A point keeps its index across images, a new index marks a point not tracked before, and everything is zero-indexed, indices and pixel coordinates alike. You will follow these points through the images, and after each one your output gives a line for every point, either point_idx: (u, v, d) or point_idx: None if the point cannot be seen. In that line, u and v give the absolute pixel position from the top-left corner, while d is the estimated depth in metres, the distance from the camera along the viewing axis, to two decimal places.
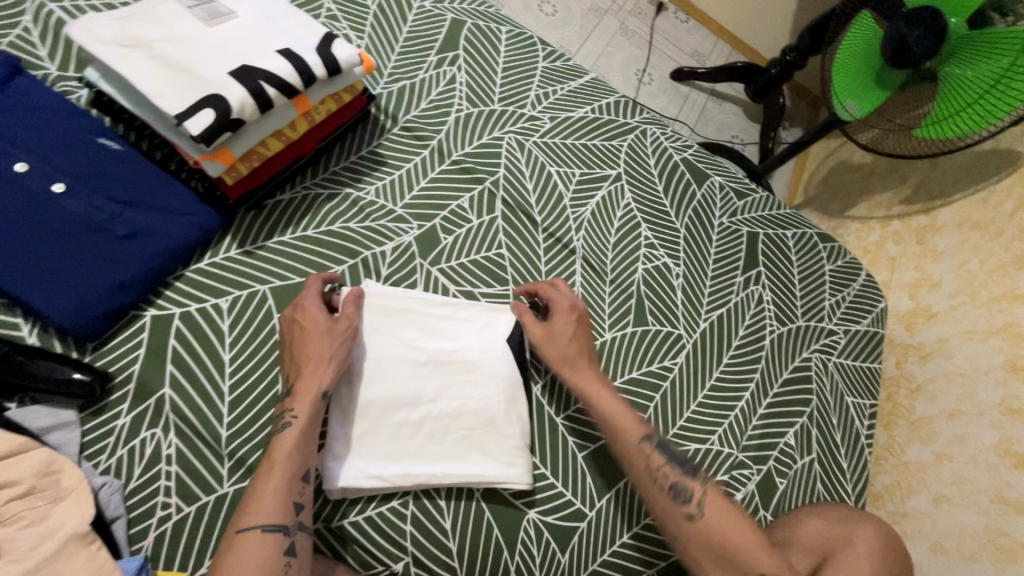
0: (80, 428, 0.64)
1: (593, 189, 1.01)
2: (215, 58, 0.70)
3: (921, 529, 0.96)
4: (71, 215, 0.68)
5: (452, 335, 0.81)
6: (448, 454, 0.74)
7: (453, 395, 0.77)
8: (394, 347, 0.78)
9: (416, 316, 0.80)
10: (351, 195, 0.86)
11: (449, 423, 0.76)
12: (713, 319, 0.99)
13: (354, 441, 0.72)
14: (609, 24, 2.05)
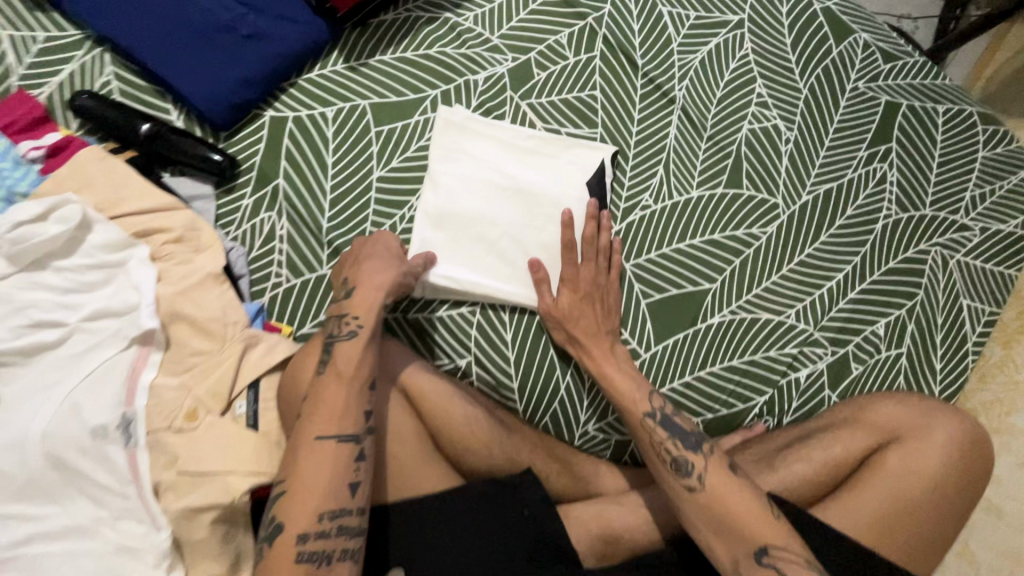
0: (216, 202, 0.77)
1: (707, 35, 0.91)
2: None
3: (1013, 445, 0.89)
4: (206, 12, 0.76)
5: (532, 164, 0.82)
6: (515, 273, 0.80)
7: (527, 224, 0.80)
8: (476, 167, 0.81)
9: (499, 142, 0.82)
10: (450, 21, 0.86)
11: (522, 244, 0.80)
12: (819, 194, 0.90)
13: (431, 245, 0.78)
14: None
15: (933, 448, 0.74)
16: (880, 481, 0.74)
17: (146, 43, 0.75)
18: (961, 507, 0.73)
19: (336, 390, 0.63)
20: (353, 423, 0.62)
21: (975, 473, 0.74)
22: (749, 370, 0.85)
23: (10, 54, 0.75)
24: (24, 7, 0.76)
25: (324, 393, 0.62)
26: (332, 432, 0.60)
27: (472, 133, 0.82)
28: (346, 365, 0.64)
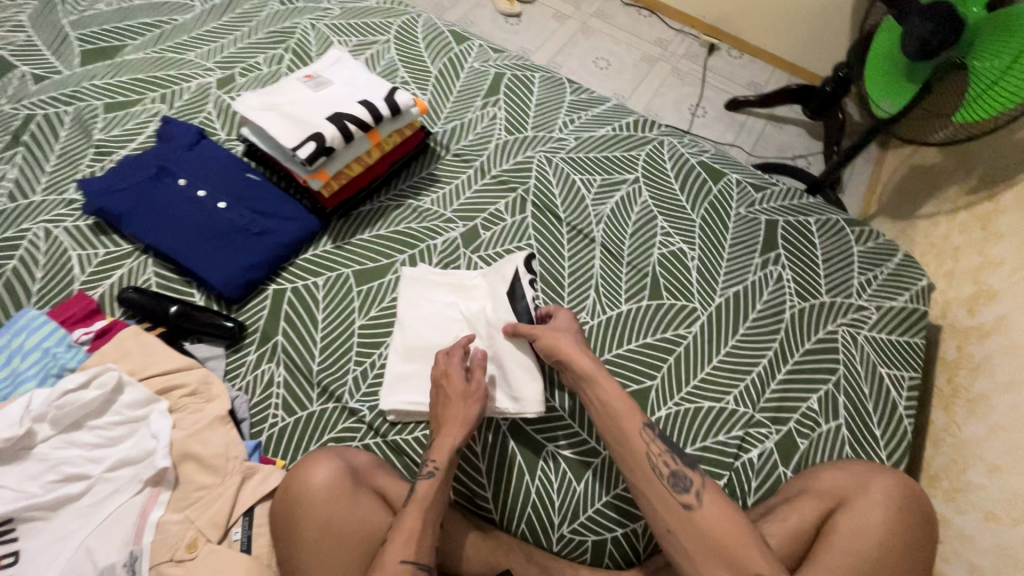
0: (226, 360, 0.93)
1: (613, 191, 1.19)
2: (318, 110, 1.02)
3: (976, 503, 0.92)
4: (228, 220, 1.01)
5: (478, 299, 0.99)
6: None
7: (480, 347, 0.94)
8: (432, 310, 0.98)
9: (450, 287, 1.00)
10: (413, 204, 1.13)
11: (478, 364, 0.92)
12: (729, 295, 1.08)
13: (394, 381, 0.90)
14: (661, 69, 2.19)
15: (877, 506, 0.78)
16: (838, 547, 0.76)
17: (179, 247, 0.98)
18: (916, 560, 0.76)
19: (347, 518, 0.72)
20: (362, 532, 0.72)
21: (920, 524, 0.78)
22: (703, 455, 0.93)
23: (76, 267, 0.98)
24: (92, 234, 1.02)
25: (336, 518, 0.72)
26: (410, 555, 0.68)
27: (428, 282, 1.00)
28: (424, 495, 0.73)
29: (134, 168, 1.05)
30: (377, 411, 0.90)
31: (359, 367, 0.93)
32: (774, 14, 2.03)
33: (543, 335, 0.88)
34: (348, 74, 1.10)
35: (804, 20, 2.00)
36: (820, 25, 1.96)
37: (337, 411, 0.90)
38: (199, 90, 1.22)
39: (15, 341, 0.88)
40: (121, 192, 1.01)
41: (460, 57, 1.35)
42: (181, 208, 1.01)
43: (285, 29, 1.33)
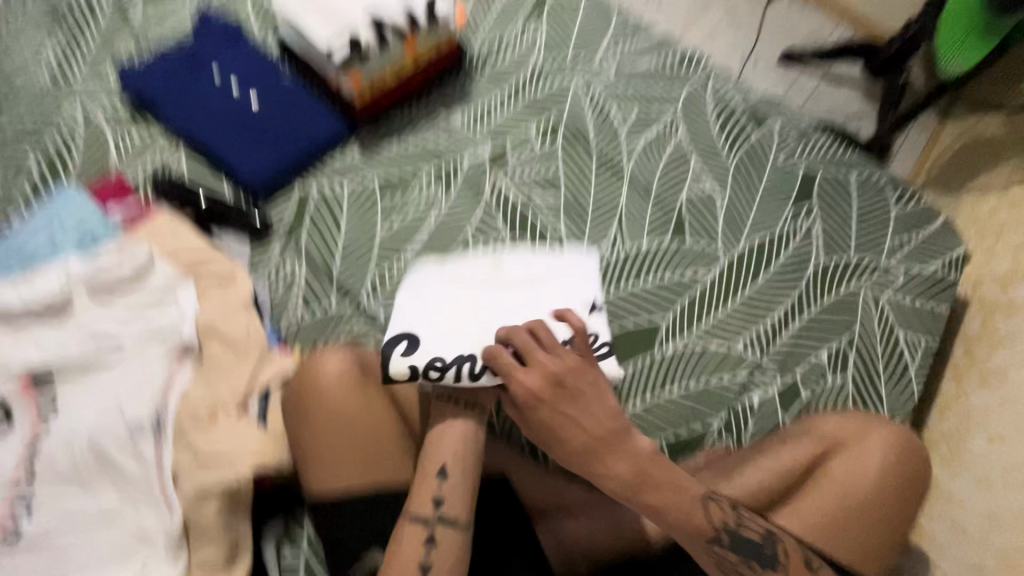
0: (251, 252, 0.96)
1: (648, 126, 1.15)
2: None
3: (971, 469, 0.93)
4: (260, 117, 1.02)
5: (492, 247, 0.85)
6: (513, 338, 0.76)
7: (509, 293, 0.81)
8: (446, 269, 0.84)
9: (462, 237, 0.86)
10: (443, 120, 1.11)
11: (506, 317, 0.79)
12: (753, 243, 1.06)
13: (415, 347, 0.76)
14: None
15: (870, 454, 0.79)
16: (826, 486, 0.78)
17: (214, 141, 1.01)
18: (902, 505, 0.78)
19: (351, 409, 0.74)
20: (365, 430, 0.74)
21: (912, 476, 0.79)
22: (704, 393, 0.94)
23: (114, 150, 1.01)
24: (129, 119, 1.04)
25: (340, 412, 0.73)
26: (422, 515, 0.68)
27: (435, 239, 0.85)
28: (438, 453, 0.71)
29: (170, 57, 1.05)
30: (391, 315, 0.92)
31: (378, 272, 0.96)
32: None
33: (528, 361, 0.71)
34: None
35: None
36: None
37: (353, 311, 0.93)
38: None
39: (56, 214, 0.92)
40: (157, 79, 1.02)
41: None
42: (215, 100, 1.02)
43: None
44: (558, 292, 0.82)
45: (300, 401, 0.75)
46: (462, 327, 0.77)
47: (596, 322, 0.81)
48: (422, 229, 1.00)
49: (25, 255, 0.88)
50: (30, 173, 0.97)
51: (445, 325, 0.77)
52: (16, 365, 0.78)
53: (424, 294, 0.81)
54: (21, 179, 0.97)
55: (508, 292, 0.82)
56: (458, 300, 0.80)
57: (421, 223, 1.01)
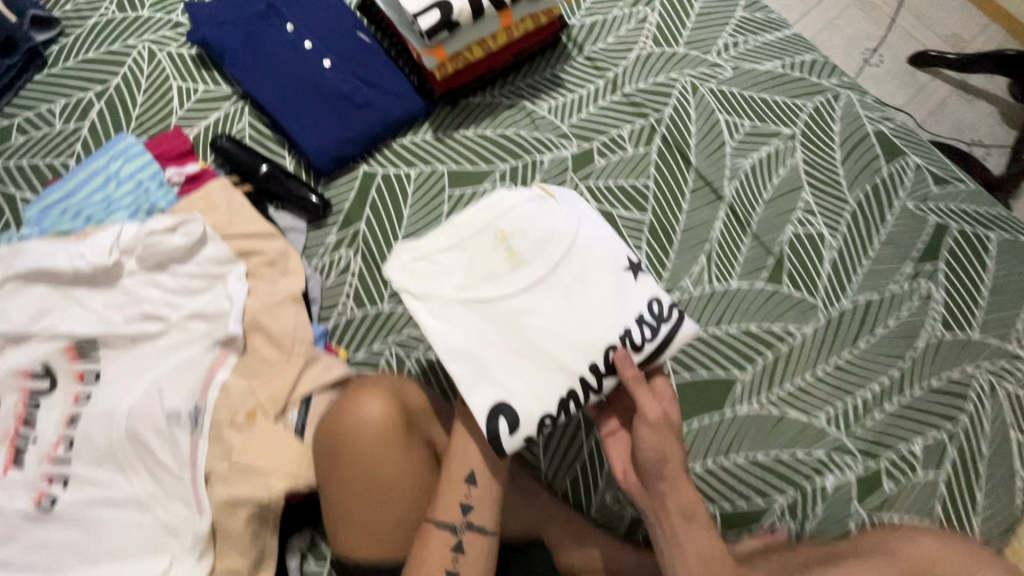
0: (306, 235, 0.89)
1: (760, 143, 0.99)
2: None
3: None
4: (331, 83, 0.92)
5: (481, 225, 0.65)
6: (587, 303, 0.64)
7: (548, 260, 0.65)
8: (457, 265, 0.65)
9: (449, 228, 0.66)
10: (527, 108, 0.99)
11: (558, 325, 0.63)
12: (860, 303, 0.92)
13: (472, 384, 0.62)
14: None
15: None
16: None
17: (276, 102, 0.91)
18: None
19: (393, 464, 0.65)
20: (407, 494, 0.66)
21: None
22: (774, 467, 0.85)
23: (176, 100, 0.94)
24: (194, 66, 0.96)
25: (378, 465, 0.65)
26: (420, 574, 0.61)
27: (425, 252, 0.65)
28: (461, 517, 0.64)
29: None
30: None
31: None
32: None
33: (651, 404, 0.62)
34: None
35: None
36: None
37: (404, 316, 0.86)
38: None
39: (113, 166, 0.87)
40: (227, 26, 0.93)
41: None
42: (285, 57, 0.92)
43: None
44: (594, 262, 0.65)
45: (331, 445, 0.66)
46: (546, 371, 0.62)
47: (646, 283, 0.66)
48: None
49: (80, 210, 0.84)
50: (90, 117, 0.91)
51: (518, 369, 0.62)
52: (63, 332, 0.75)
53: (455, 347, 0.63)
54: (80, 121, 0.91)
55: (553, 294, 0.64)
56: (510, 331, 0.63)
57: None
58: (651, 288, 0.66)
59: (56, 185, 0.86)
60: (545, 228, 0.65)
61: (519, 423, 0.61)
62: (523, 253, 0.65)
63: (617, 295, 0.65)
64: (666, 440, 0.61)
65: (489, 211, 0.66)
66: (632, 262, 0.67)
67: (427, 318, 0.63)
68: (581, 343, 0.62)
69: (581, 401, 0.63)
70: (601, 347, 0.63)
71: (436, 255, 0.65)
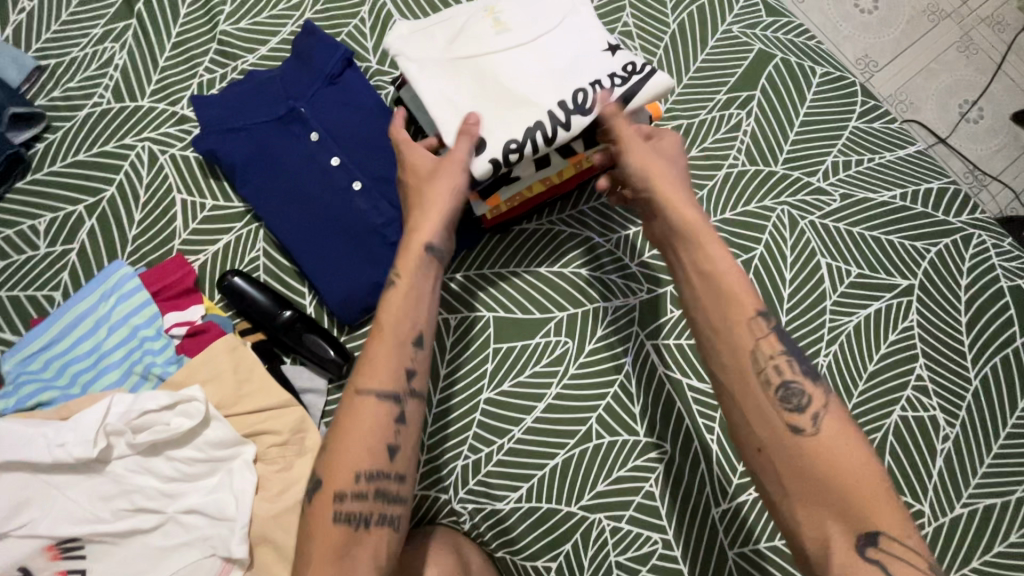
0: (327, 396, 0.76)
1: (869, 298, 0.83)
2: (498, 89, 0.69)
3: None
4: (360, 212, 0.77)
5: (482, 31, 0.71)
6: (498, 81, 0.69)
7: (527, 77, 0.69)
8: (438, 89, 0.69)
9: (460, 42, 0.71)
10: (591, 241, 0.83)
11: (519, 55, 0.70)
12: (976, 511, 0.77)
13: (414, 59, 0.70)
14: (947, 30, 1.38)
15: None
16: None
17: (294, 233, 0.77)
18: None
19: None
20: (398, 386, 0.59)
21: None
22: None
23: (179, 219, 0.80)
24: (201, 175, 0.81)
25: (334, 450, 0.57)
26: None
27: (414, 55, 0.70)
28: None
29: (259, 100, 0.79)
30: (480, 518, 0.74)
31: (474, 455, 0.76)
32: None
33: (636, 151, 0.68)
34: (555, 12, 0.72)
35: None
36: None
37: (437, 501, 0.75)
38: None
39: (103, 308, 0.74)
40: (241, 134, 0.78)
41: (715, 10, 0.92)
42: (308, 177, 0.78)
43: None
44: (580, 46, 0.71)
45: None
46: (516, 106, 0.68)
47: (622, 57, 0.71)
48: (539, 403, 0.78)
49: (64, 367, 0.71)
50: (80, 238, 0.78)
51: (493, 107, 0.68)
52: (43, 533, 0.64)
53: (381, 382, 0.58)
54: (68, 243, 0.78)
55: (530, 44, 0.70)
56: (483, 69, 0.69)
57: (540, 394, 0.78)
58: (626, 58, 0.71)
59: (37, 328, 0.73)
60: (533, 10, 0.72)
61: (485, 142, 0.66)
62: (508, 22, 0.71)
63: (588, 60, 0.70)
64: (656, 167, 0.67)
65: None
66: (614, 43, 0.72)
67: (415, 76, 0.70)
68: (551, 85, 0.68)
69: (547, 134, 0.67)
70: (584, 76, 0.69)
71: (439, 17, 0.74)
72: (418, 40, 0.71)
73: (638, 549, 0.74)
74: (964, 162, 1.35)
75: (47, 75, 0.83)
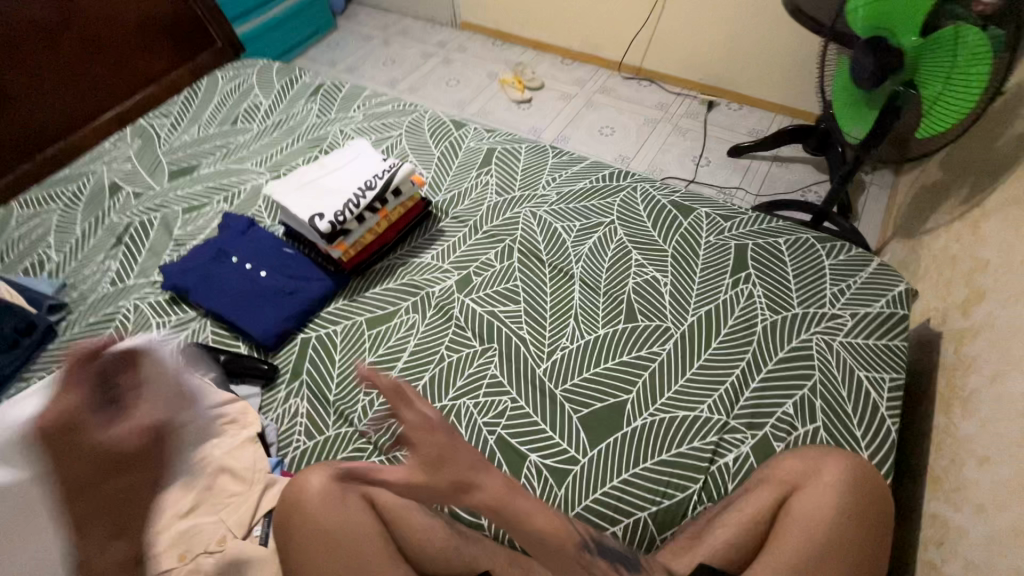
0: (261, 397, 1.12)
1: (590, 233, 1.32)
2: (321, 196, 1.25)
3: (963, 512, 0.90)
4: (265, 284, 1.24)
5: (317, 170, 1.32)
6: (330, 185, 1.28)
7: (344, 178, 1.29)
8: (295, 200, 1.25)
9: (306, 178, 1.30)
10: (418, 261, 1.30)
11: (338, 174, 1.30)
12: (700, 314, 1.16)
13: (282, 193, 1.27)
14: (662, 129, 2.41)
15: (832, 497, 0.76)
16: (790, 541, 0.75)
17: (228, 309, 1.21)
18: (872, 546, 0.75)
19: None
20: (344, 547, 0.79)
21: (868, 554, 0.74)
22: (683, 461, 0.98)
23: (153, 332, 1.23)
24: (167, 306, 1.27)
25: None
26: None
27: (281, 191, 1.28)
28: None
29: (201, 251, 1.32)
30: (379, 432, 1.04)
31: (368, 396, 1.08)
32: (756, 51, 2.22)
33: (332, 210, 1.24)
34: (354, 151, 1.36)
35: (793, 54, 2.14)
36: (808, 54, 2.10)
37: (346, 434, 1.04)
38: (252, 192, 1.51)
39: None
40: (190, 273, 1.27)
41: (460, 139, 1.58)
42: (235, 280, 1.25)
43: (319, 137, 1.63)
44: (369, 163, 1.32)
45: None
46: (336, 195, 1.25)
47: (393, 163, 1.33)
48: (403, 353, 1.15)
49: None
50: None
51: (321, 203, 1.24)
52: None
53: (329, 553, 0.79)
54: None
55: (343, 170, 1.31)
56: (319, 184, 1.28)
57: (402, 349, 1.15)
58: (392, 163, 1.32)
59: None
60: (341, 157, 1.35)
61: (324, 218, 1.20)
62: (329, 163, 1.34)
63: (374, 165, 1.32)
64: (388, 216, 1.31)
65: (318, 161, 1.37)
66: (381, 162, 1.32)
67: (281, 195, 1.27)
68: (353, 182, 1.27)
69: (358, 204, 1.23)
70: (373, 172, 1.29)
71: (293, 174, 1.34)
72: (282, 184, 1.30)
73: (495, 411, 1.06)
74: (712, 188, 2.19)
75: (66, 289, 1.34)
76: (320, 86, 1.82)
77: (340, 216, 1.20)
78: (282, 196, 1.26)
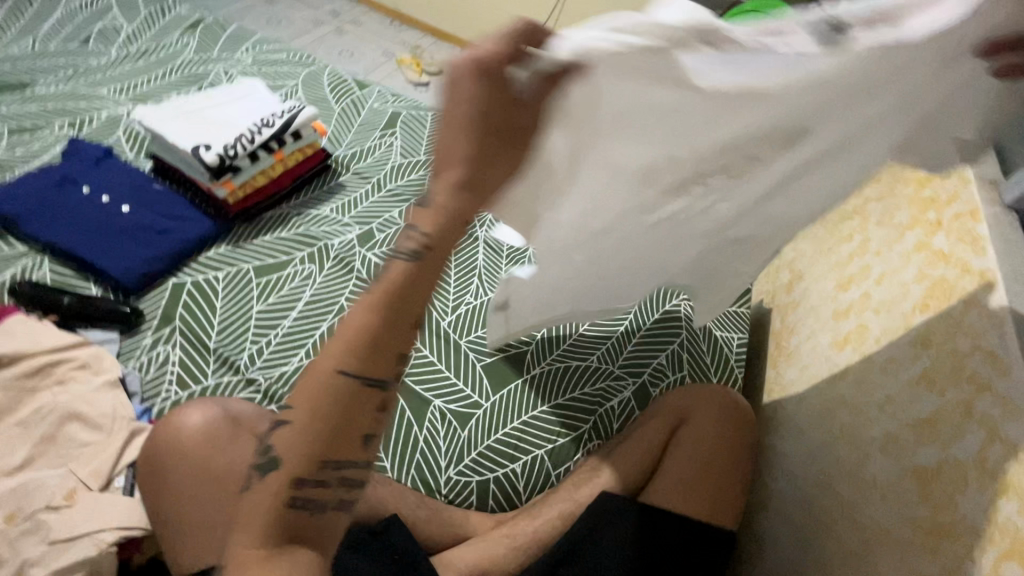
0: (120, 343, 0.97)
1: None
2: (206, 129, 1.15)
3: (786, 440, 1.10)
4: (129, 221, 1.08)
5: (201, 101, 1.20)
6: (216, 119, 1.17)
7: (234, 114, 1.19)
8: (174, 130, 1.13)
9: (187, 108, 1.18)
10: (315, 212, 1.22)
11: (226, 108, 1.20)
12: None
13: (157, 120, 1.14)
14: None
15: (708, 425, 0.89)
16: (673, 468, 0.87)
17: (77, 243, 1.03)
18: (738, 461, 0.88)
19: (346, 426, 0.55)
20: None
21: (733, 473, 0.87)
22: (577, 404, 1.06)
23: None
24: None
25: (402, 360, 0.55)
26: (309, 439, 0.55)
27: (155, 118, 1.15)
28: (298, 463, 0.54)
29: (36, 176, 1.10)
30: (271, 379, 0.96)
31: (256, 344, 1.00)
32: None
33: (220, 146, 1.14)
34: (246, 87, 1.26)
35: None
36: None
37: (231, 383, 0.95)
38: (106, 120, 1.29)
39: None
40: (22, 198, 1.05)
41: (362, 99, 1.52)
42: (89, 213, 1.07)
43: (198, 74, 1.46)
44: (264, 101, 1.23)
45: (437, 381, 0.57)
46: (224, 131, 1.15)
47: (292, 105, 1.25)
48: (297, 302, 1.06)
49: None
50: None
51: (206, 136, 1.14)
52: None
53: (591, 259, 0.80)
54: None
55: (233, 105, 1.21)
56: (202, 116, 1.17)
57: (296, 297, 1.07)
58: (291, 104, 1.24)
59: None
60: (230, 90, 1.24)
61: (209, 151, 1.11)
62: (216, 95, 1.22)
63: (269, 104, 1.23)
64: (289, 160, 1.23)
65: (202, 92, 1.24)
66: (278, 103, 1.24)
67: (156, 121, 1.14)
68: (246, 119, 1.18)
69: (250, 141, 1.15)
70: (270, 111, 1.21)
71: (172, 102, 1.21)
72: (157, 110, 1.17)
73: None
74: None
75: None
76: (199, 21, 1.62)
77: (231, 149, 1.13)
78: (158, 124, 1.14)
